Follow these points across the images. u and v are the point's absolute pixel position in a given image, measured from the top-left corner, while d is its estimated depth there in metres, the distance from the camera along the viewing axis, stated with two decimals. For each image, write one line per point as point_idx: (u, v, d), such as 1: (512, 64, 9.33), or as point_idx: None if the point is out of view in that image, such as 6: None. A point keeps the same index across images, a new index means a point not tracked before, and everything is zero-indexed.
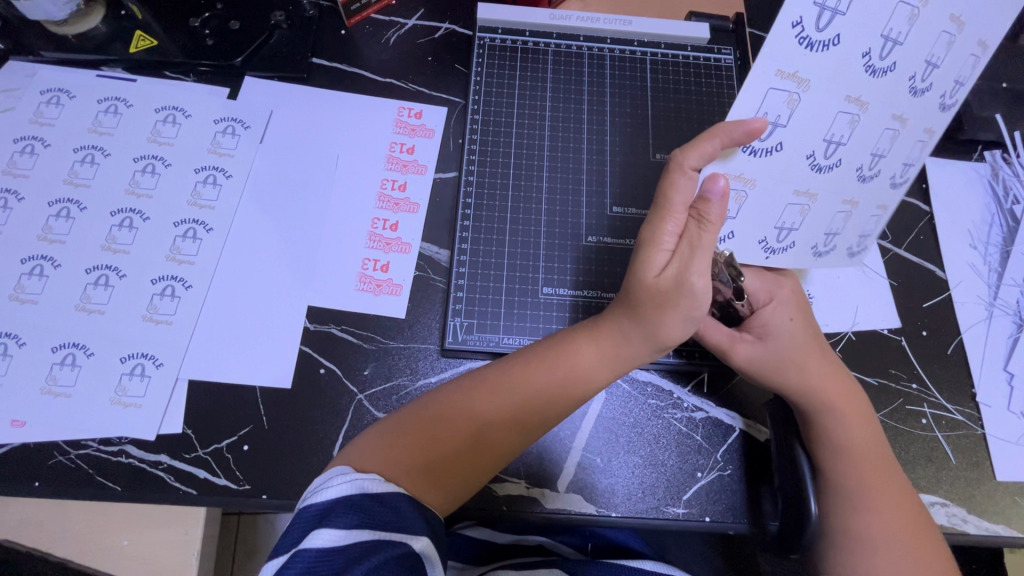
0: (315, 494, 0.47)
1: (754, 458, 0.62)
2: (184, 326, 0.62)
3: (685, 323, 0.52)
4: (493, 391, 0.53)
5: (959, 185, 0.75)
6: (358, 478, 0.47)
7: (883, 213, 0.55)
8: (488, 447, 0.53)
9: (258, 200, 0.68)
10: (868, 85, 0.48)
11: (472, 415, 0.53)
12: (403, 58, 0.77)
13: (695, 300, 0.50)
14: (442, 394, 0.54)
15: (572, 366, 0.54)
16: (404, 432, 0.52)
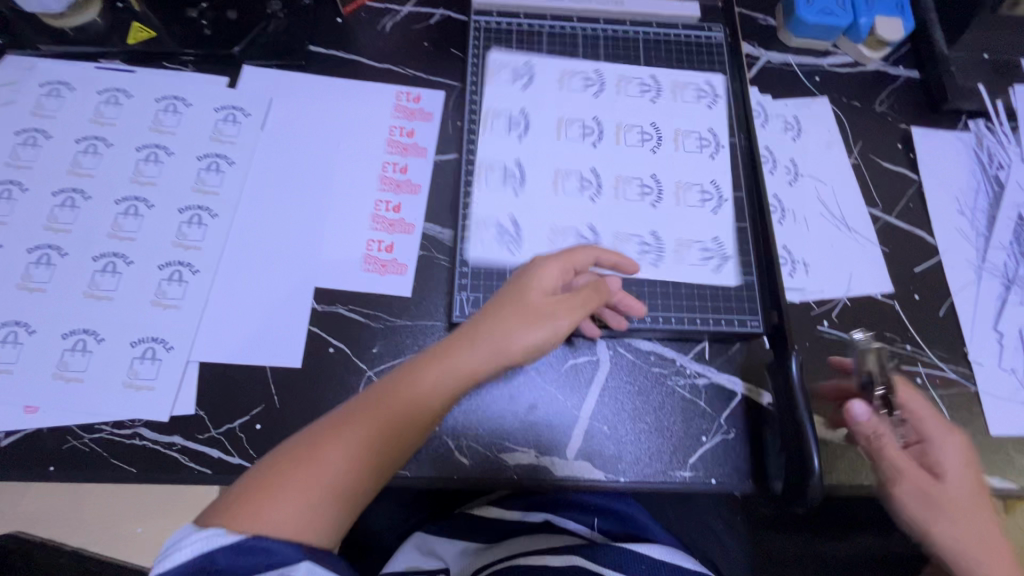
0: (165, 558, 0.42)
1: (757, 421, 0.64)
2: (192, 310, 0.62)
3: (536, 326, 0.49)
4: (362, 411, 0.48)
5: (945, 154, 0.78)
6: (205, 538, 0.43)
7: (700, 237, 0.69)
8: (364, 475, 0.47)
9: (262, 185, 0.69)
10: (664, 169, 0.72)
11: (342, 448, 0.46)
12: (400, 44, 0.78)
13: (541, 296, 0.50)
14: (299, 440, 0.48)
15: (448, 364, 0.48)
16: (260, 484, 0.45)
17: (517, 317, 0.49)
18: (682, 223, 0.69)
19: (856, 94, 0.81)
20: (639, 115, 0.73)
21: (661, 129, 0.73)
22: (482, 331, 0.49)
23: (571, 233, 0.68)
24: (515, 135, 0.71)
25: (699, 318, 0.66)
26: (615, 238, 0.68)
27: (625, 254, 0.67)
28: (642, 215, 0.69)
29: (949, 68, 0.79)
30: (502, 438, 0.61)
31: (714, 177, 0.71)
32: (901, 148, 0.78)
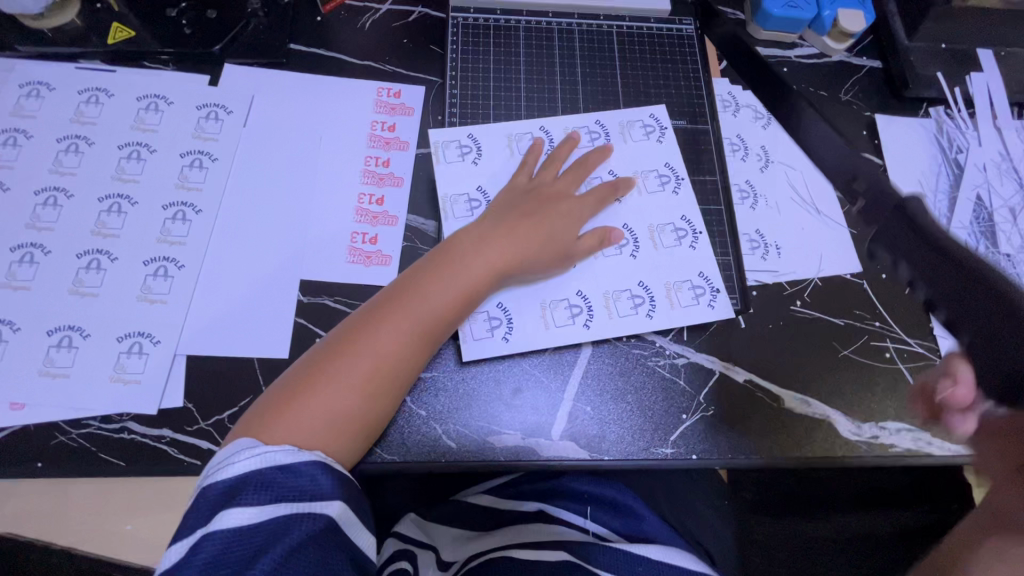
0: (218, 471, 0.50)
1: (734, 399, 0.66)
2: (179, 304, 0.63)
3: (535, 237, 0.66)
4: (378, 326, 0.58)
5: (907, 140, 0.81)
6: (262, 452, 0.50)
7: (692, 292, 0.69)
8: (384, 390, 0.57)
9: (245, 181, 0.70)
10: (654, 202, 0.72)
11: (366, 362, 0.57)
12: (380, 41, 0.80)
13: (541, 215, 0.67)
14: (345, 334, 0.59)
15: (452, 284, 0.61)
16: (290, 400, 0.55)
17: (507, 245, 0.64)
18: (666, 266, 0.70)
19: (822, 84, 0.84)
20: (650, 158, 0.74)
21: (677, 169, 0.73)
22: (476, 256, 0.63)
23: (565, 303, 0.67)
24: (469, 160, 0.72)
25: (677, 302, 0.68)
26: (604, 296, 0.68)
27: (618, 312, 0.67)
28: (614, 267, 0.69)
29: (909, 57, 0.83)
30: (488, 423, 0.63)
31: (683, 212, 0.72)
32: (865, 135, 0.82)
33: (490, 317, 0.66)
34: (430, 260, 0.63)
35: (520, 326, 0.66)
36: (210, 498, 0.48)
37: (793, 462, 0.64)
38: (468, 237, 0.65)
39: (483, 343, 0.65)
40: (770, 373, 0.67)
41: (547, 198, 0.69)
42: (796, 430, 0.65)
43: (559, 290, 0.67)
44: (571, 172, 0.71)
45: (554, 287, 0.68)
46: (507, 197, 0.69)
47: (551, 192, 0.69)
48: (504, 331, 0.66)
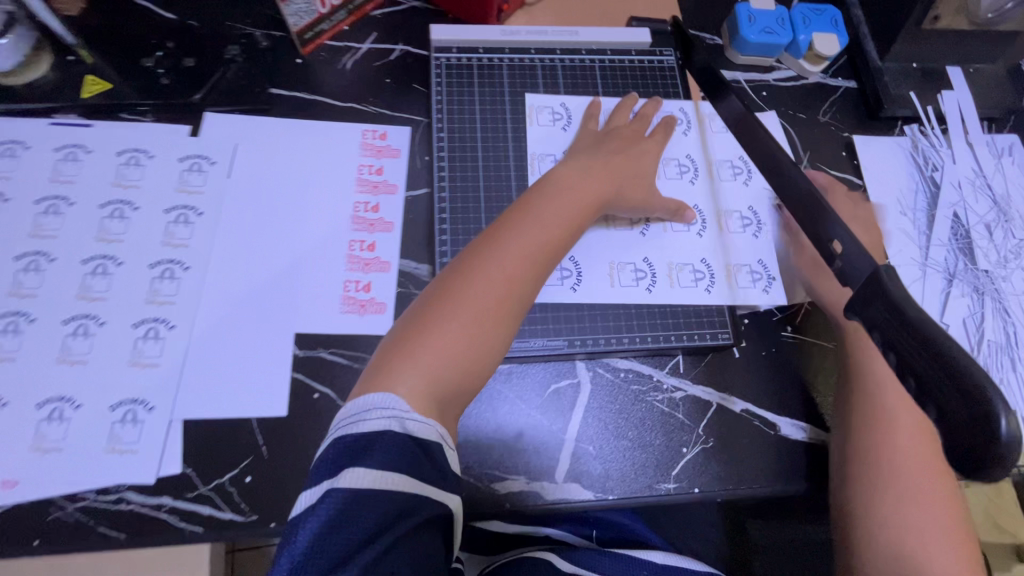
0: (353, 423, 0.50)
1: (731, 430, 0.67)
2: (172, 367, 0.62)
3: (634, 178, 0.69)
4: (489, 263, 0.58)
5: (885, 159, 0.83)
6: (401, 415, 0.51)
7: (750, 269, 0.72)
8: (510, 313, 0.58)
9: (233, 234, 0.69)
10: (702, 184, 0.76)
11: (484, 296, 0.57)
12: (362, 82, 0.79)
13: (636, 159, 0.70)
14: (466, 262, 0.59)
15: (551, 222, 0.62)
16: (412, 344, 0.55)
17: (606, 178, 0.67)
18: (669, 249, 0.71)
19: (801, 107, 0.86)
20: (686, 149, 0.77)
21: (696, 160, 0.77)
22: (570, 195, 0.64)
23: (631, 266, 0.69)
24: (560, 125, 0.75)
25: (674, 336, 0.68)
26: (669, 267, 0.70)
27: (680, 283, 0.70)
28: (628, 242, 0.70)
29: (882, 78, 0.85)
30: (492, 468, 0.63)
31: (696, 203, 0.75)
32: (845, 155, 0.83)
33: (562, 267, 0.68)
34: (523, 201, 0.64)
35: (588, 282, 0.68)
36: (341, 445, 0.49)
37: (789, 489, 0.66)
38: (559, 180, 0.66)
39: (552, 290, 0.67)
40: (765, 402, 0.69)
41: (628, 144, 0.71)
42: (791, 458, 0.67)
43: (629, 254, 0.70)
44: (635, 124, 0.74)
45: (624, 251, 0.70)
46: (591, 143, 0.71)
47: (632, 137, 0.72)
48: (573, 281, 0.68)
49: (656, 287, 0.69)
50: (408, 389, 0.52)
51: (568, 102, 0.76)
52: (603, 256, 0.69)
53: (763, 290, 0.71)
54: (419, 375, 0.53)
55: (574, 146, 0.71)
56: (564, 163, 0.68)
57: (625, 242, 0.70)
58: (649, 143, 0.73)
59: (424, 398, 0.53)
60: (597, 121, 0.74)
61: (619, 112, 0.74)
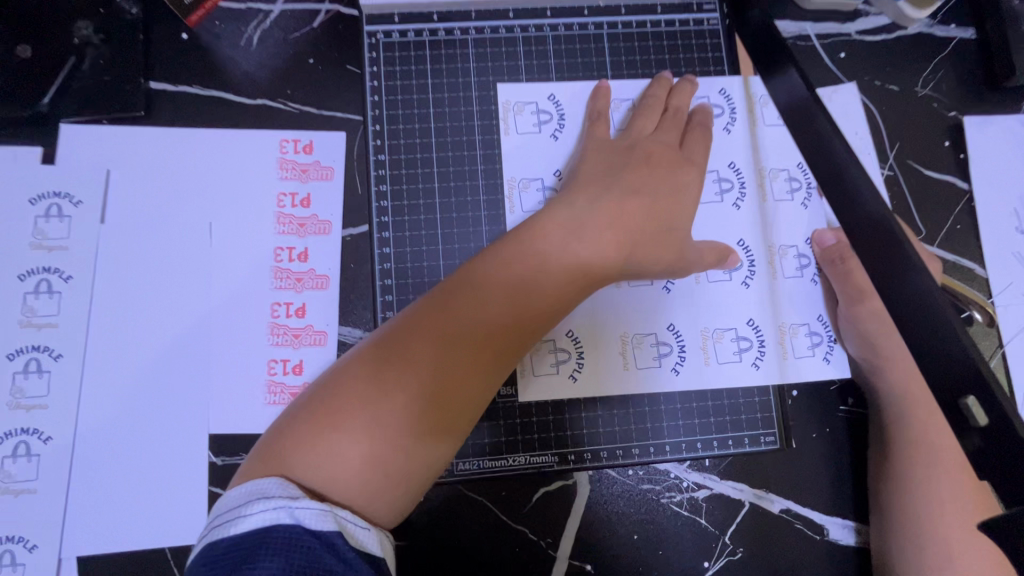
0: (226, 524, 0.35)
1: (769, 537, 0.53)
2: (53, 490, 0.49)
3: (659, 222, 0.49)
4: (439, 318, 0.43)
5: (1003, 149, 0.60)
6: (292, 505, 0.35)
7: (809, 331, 0.54)
8: (456, 414, 0.42)
9: (114, 304, 0.52)
10: (745, 210, 0.54)
11: (419, 386, 0.41)
12: (275, 65, 0.56)
13: (664, 192, 0.50)
14: (406, 325, 0.43)
15: (528, 283, 0.44)
16: (329, 413, 0.40)
17: (616, 215, 0.47)
18: (704, 308, 0.53)
19: (893, 74, 0.61)
20: (722, 158, 0.55)
21: (743, 171, 0.54)
22: (561, 247, 0.46)
23: (650, 338, 0.53)
24: (548, 133, 0.53)
25: (699, 442, 0.53)
26: (702, 334, 0.53)
27: (717, 356, 0.53)
28: (646, 304, 0.53)
29: (1017, 27, 0.59)
30: None
31: (741, 238, 0.54)
32: (948, 146, 0.60)
33: (557, 349, 0.52)
34: (497, 245, 0.46)
35: (592, 359, 0.52)
36: (211, 559, 0.34)
37: None
38: (549, 216, 0.47)
39: (545, 380, 0.52)
40: (815, 500, 0.54)
41: (658, 159, 0.50)
42: (843, 569, 0.53)
43: (645, 319, 0.53)
44: (670, 123, 0.52)
45: (641, 317, 0.53)
46: (602, 162, 0.50)
47: (661, 155, 0.51)
48: (571, 367, 0.52)
49: (685, 365, 0.53)
50: (302, 474, 0.38)
51: (558, 92, 0.54)
52: (609, 327, 0.52)
53: (823, 357, 0.54)
54: (322, 470, 0.38)
55: (583, 169, 0.50)
56: (561, 197, 0.49)
57: (639, 303, 0.53)
58: (689, 165, 0.51)
59: (321, 488, 0.38)
60: (608, 130, 0.52)
61: (645, 115, 0.52)
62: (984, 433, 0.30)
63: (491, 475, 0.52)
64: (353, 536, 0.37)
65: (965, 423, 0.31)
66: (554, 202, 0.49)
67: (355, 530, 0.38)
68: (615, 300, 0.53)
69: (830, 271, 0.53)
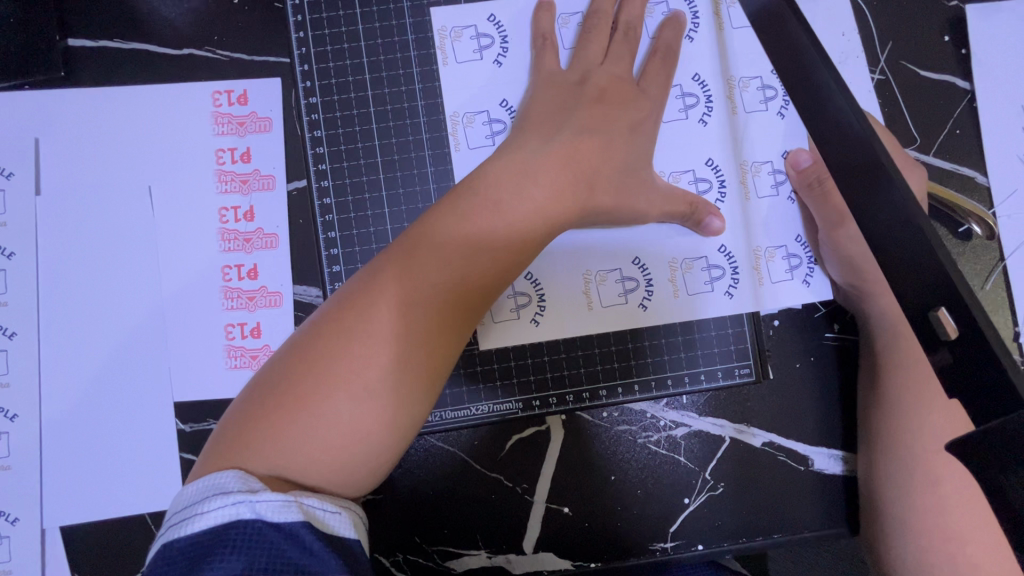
0: (180, 524, 0.32)
1: (749, 471, 0.52)
2: (26, 465, 0.49)
3: (610, 155, 0.45)
4: (396, 280, 0.39)
5: (1010, 40, 0.54)
6: (252, 498, 0.32)
7: (787, 252, 0.51)
8: (431, 376, 0.39)
9: (60, 279, 0.50)
10: (711, 127, 0.50)
11: (388, 354, 0.37)
12: (197, 8, 0.52)
13: (616, 120, 0.46)
14: (362, 293, 0.39)
15: (485, 233, 0.41)
16: (285, 394, 0.37)
17: (566, 156, 0.44)
18: (672, 237, 0.50)
19: None
20: (685, 72, 0.49)
21: (708, 83, 0.50)
22: (518, 196, 0.43)
23: (615, 273, 0.50)
24: (491, 57, 0.48)
25: (671, 378, 0.50)
26: (671, 266, 0.50)
27: (688, 286, 0.50)
28: (611, 239, 0.50)
29: None
30: (444, 543, 0.51)
31: (708, 158, 0.50)
32: (948, 42, 0.54)
33: (516, 291, 0.49)
34: (450, 200, 0.43)
35: (555, 301, 0.50)
36: (163, 562, 0.32)
37: (824, 536, 0.52)
38: (500, 163, 0.44)
39: (506, 324, 0.50)
40: (798, 431, 0.52)
41: (608, 100, 0.46)
42: (828, 498, 0.52)
43: (608, 254, 0.50)
44: (617, 47, 0.47)
45: (603, 253, 0.50)
46: (549, 90, 0.46)
47: (610, 92, 0.46)
48: (533, 309, 0.50)
49: (652, 299, 0.50)
50: (264, 462, 0.35)
51: (499, 11, 0.48)
52: (572, 266, 0.50)
53: (803, 281, 0.51)
54: (290, 455, 0.36)
55: (528, 109, 0.46)
56: (508, 141, 0.45)
57: (599, 237, 0.49)
58: (641, 100, 0.47)
59: (287, 473, 0.35)
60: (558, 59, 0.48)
61: (596, 32, 0.47)
62: (953, 347, 0.28)
63: (456, 426, 0.50)
64: (323, 524, 0.34)
65: (934, 337, 0.29)
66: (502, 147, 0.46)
67: (324, 517, 0.35)
68: (577, 235, 0.49)
69: (806, 196, 0.49)
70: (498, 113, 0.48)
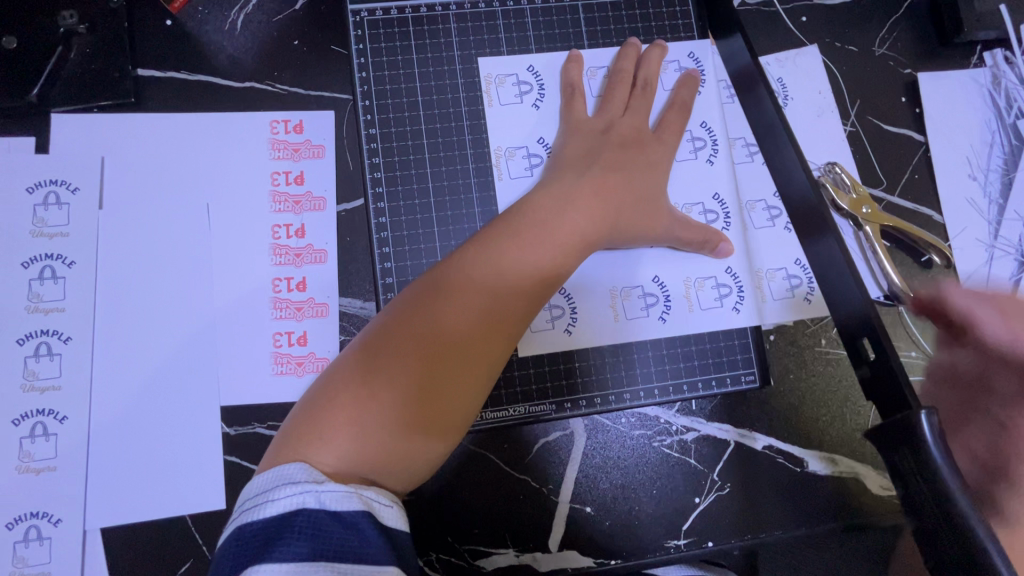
0: (255, 508, 0.37)
1: (752, 472, 0.57)
2: (72, 467, 0.51)
3: (635, 188, 0.52)
4: (444, 297, 0.45)
5: (957, 102, 0.64)
6: (316, 489, 0.38)
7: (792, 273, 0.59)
8: (472, 385, 0.45)
9: (116, 288, 0.53)
10: (718, 164, 0.57)
11: (435, 361, 0.43)
12: (261, 48, 0.58)
13: (641, 158, 0.53)
14: (412, 307, 0.45)
15: (522, 258, 0.47)
16: (343, 391, 0.42)
17: (595, 188, 0.50)
18: (688, 259, 0.56)
19: (853, 35, 0.65)
20: (694, 119, 0.58)
21: (714, 129, 0.58)
22: (554, 227, 0.48)
23: (637, 290, 0.56)
24: (529, 101, 0.55)
25: (686, 384, 0.56)
26: (685, 284, 0.56)
27: (700, 302, 0.57)
28: (634, 260, 0.56)
29: None
30: (475, 542, 0.54)
31: (717, 191, 0.57)
32: (905, 102, 0.64)
33: (551, 305, 0.55)
34: (495, 227, 0.48)
35: (584, 314, 0.55)
36: (240, 542, 0.37)
37: (820, 530, 0.57)
38: (539, 197, 0.50)
39: (540, 334, 0.55)
40: (796, 434, 0.58)
41: (632, 142, 0.53)
42: (823, 497, 0.57)
43: (630, 274, 0.56)
44: (637, 97, 0.55)
45: (625, 273, 0.56)
46: (584, 134, 0.53)
47: (633, 135, 0.54)
48: (566, 320, 0.55)
49: (670, 313, 0.56)
50: (326, 456, 0.40)
51: (536, 62, 0.56)
52: (598, 283, 0.56)
53: (805, 297, 0.58)
54: (349, 448, 0.41)
55: (564, 149, 0.53)
56: (547, 177, 0.52)
57: (625, 260, 0.56)
58: (658, 142, 0.54)
59: (346, 466, 0.40)
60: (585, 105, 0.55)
61: (618, 84, 0.55)
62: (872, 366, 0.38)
63: (492, 428, 0.55)
64: (378, 514, 0.39)
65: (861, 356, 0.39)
66: (543, 179, 0.52)
67: (379, 507, 0.40)
68: (604, 257, 0.56)
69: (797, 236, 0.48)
70: (533, 150, 0.55)
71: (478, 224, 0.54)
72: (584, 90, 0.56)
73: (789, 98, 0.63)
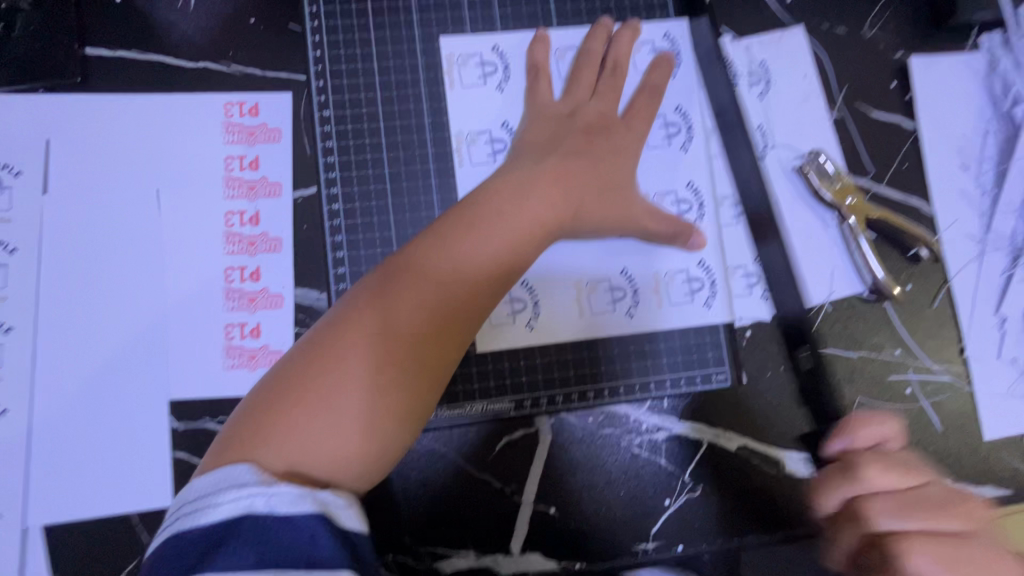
0: (199, 513, 0.35)
1: (725, 474, 0.55)
2: (13, 462, 0.49)
3: (600, 175, 0.49)
4: (403, 287, 0.43)
5: (949, 88, 0.61)
6: (266, 492, 0.35)
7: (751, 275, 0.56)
8: (435, 375, 0.43)
9: (61, 277, 0.51)
10: (690, 152, 0.55)
11: (395, 353, 0.41)
12: (214, 27, 0.55)
13: (607, 143, 0.50)
14: (369, 299, 0.43)
15: (484, 243, 0.44)
16: (292, 389, 0.40)
17: (559, 174, 0.48)
18: (659, 251, 0.54)
19: (841, 17, 0.61)
20: (667, 103, 0.55)
21: (690, 115, 0.55)
22: (517, 213, 0.46)
23: (605, 284, 0.54)
24: (493, 84, 0.53)
25: (654, 383, 0.54)
26: (656, 277, 0.54)
27: (671, 296, 0.54)
28: (602, 252, 0.53)
29: None
30: (434, 544, 0.52)
31: (690, 180, 0.55)
32: (895, 87, 0.61)
33: (512, 298, 0.53)
34: (453, 214, 0.46)
35: (548, 308, 0.53)
36: (185, 549, 0.34)
37: (794, 534, 0.55)
38: (499, 182, 0.48)
39: (502, 328, 0.53)
40: (771, 435, 0.55)
41: (598, 127, 0.50)
42: (799, 500, 0.55)
43: (598, 266, 0.53)
44: (606, 79, 0.52)
45: (593, 265, 0.53)
46: (548, 118, 0.50)
47: (599, 118, 0.51)
48: (528, 314, 0.53)
49: (639, 307, 0.54)
50: (276, 458, 0.37)
51: (502, 42, 0.53)
52: (564, 276, 0.53)
53: (760, 298, 0.56)
54: (302, 448, 0.38)
55: (527, 133, 0.50)
56: (507, 163, 0.49)
57: (593, 252, 0.53)
58: (629, 126, 0.52)
59: (299, 467, 0.38)
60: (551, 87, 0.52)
61: (585, 66, 0.52)
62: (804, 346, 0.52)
63: (451, 426, 0.52)
64: (335, 517, 0.36)
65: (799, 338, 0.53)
66: (503, 165, 0.50)
67: (337, 510, 0.36)
68: (571, 248, 0.53)
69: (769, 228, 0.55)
70: (496, 135, 0.52)
71: (437, 213, 0.51)
72: (552, 72, 0.53)
73: (772, 82, 0.59)
